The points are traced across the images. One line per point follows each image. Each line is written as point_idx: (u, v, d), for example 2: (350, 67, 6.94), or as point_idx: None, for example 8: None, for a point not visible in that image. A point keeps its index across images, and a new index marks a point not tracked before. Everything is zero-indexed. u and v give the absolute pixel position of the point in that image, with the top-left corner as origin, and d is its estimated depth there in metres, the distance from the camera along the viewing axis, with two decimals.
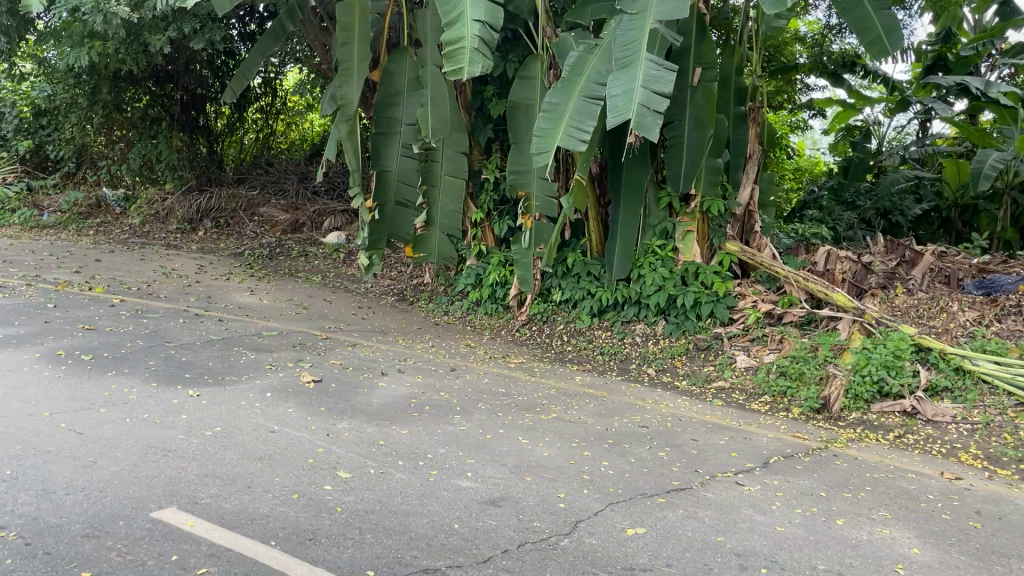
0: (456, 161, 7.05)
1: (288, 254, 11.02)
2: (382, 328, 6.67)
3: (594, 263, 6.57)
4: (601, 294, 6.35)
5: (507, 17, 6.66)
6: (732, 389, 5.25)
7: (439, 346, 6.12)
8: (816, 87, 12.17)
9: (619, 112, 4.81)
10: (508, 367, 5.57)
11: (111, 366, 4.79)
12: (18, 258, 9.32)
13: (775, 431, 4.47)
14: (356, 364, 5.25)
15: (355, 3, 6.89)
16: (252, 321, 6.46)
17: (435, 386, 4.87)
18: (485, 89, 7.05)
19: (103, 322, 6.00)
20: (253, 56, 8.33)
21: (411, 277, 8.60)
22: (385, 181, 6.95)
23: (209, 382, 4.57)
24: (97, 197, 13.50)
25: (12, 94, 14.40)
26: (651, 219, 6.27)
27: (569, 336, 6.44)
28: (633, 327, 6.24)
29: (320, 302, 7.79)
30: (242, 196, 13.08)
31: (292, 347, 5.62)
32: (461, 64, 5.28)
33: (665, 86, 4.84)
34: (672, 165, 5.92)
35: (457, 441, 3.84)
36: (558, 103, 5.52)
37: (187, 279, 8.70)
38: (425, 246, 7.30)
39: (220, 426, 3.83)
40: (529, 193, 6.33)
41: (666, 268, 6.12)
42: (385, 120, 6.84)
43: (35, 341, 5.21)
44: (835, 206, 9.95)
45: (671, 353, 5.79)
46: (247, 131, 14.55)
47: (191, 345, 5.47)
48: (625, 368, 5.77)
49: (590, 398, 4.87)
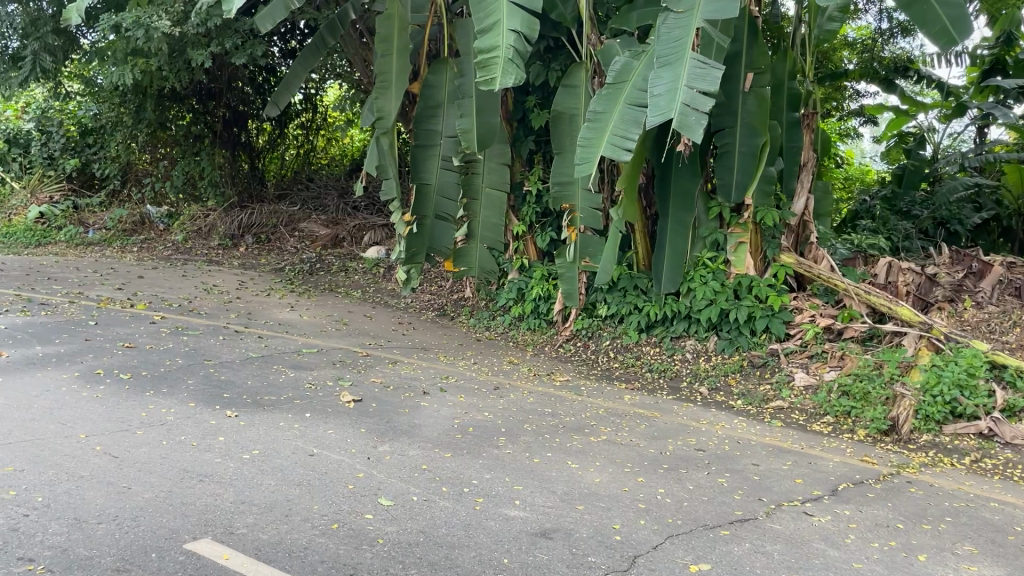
0: (499, 174, 6.93)
1: (329, 269, 10.97)
2: (423, 344, 6.51)
3: (640, 277, 6.35)
4: (649, 308, 6.12)
5: (549, 25, 6.51)
6: (791, 410, 5.00)
7: (482, 363, 5.94)
8: (866, 94, 11.84)
9: (660, 111, 4.57)
10: (554, 385, 5.36)
11: (149, 385, 4.69)
12: (63, 275, 9.36)
13: (840, 455, 4.21)
14: (397, 382, 5.10)
15: (395, 14, 6.79)
16: (292, 338, 6.34)
17: (479, 406, 4.70)
18: (527, 100, 6.90)
19: (143, 339, 5.93)
20: (294, 71, 8.29)
21: (452, 292, 8.44)
22: (425, 195, 6.82)
23: (248, 402, 4.44)
24: (141, 214, 13.58)
25: (60, 114, 14.72)
26: (700, 230, 6.03)
27: (616, 352, 6.21)
28: (683, 343, 6.00)
29: (360, 318, 7.66)
30: (283, 211, 13.08)
31: (332, 365, 5.48)
32: (494, 75, 5.13)
33: (710, 83, 4.60)
34: (723, 175, 5.69)
35: (504, 466, 3.65)
36: (604, 111, 5.32)
37: (228, 295, 8.65)
38: (465, 259, 7.10)
39: (258, 449, 3.68)
40: (572, 206, 6.15)
41: (718, 281, 5.86)
42: (425, 133, 6.73)
43: (74, 361, 5.13)
44: (889, 216, 9.62)
45: (725, 370, 5.55)
46: (288, 146, 14.61)
47: (230, 363, 5.36)
48: (676, 386, 5.52)
49: (641, 418, 4.65)
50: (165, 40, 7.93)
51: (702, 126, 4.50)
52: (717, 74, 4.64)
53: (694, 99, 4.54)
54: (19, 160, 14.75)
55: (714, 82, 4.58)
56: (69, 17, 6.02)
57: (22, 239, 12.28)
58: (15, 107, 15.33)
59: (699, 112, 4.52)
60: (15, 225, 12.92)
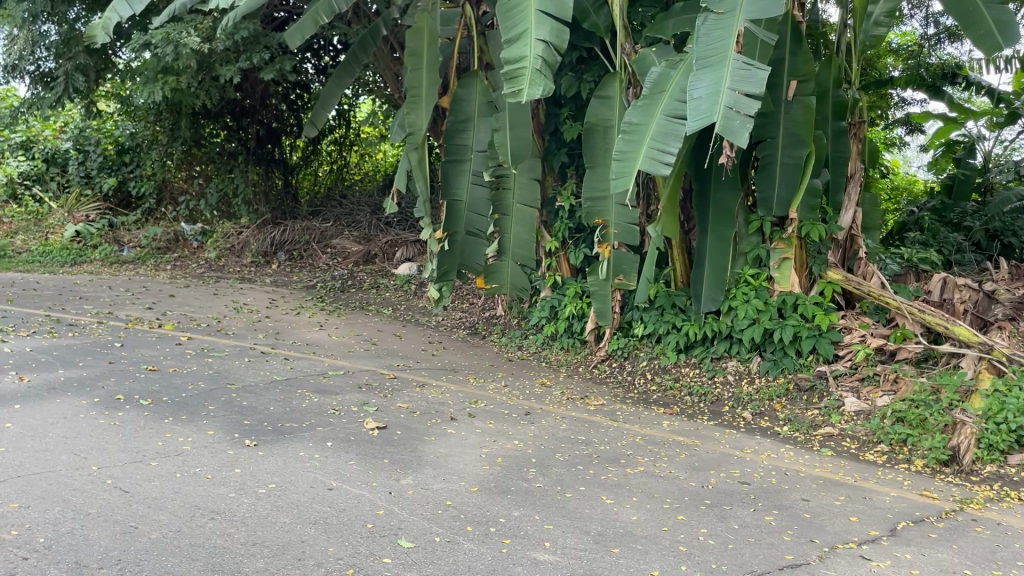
0: (530, 189, 6.65)
1: (360, 287, 10.84)
2: (453, 365, 6.30)
3: (679, 294, 6.08)
4: (688, 328, 5.84)
5: (582, 35, 6.30)
6: (842, 437, 4.70)
7: (514, 386, 5.71)
8: (913, 101, 11.45)
9: (701, 113, 4.34)
10: (588, 409, 5.12)
11: (169, 412, 4.53)
12: (95, 294, 9.34)
13: (898, 488, 3.90)
14: (425, 408, 4.90)
15: (423, 28, 6.65)
16: (319, 360, 6.18)
17: (509, 433, 4.47)
18: (559, 112, 6.69)
19: (167, 362, 5.80)
20: (330, 87, 8.13)
21: (484, 310, 8.24)
22: (456, 212, 6.68)
23: (269, 429, 4.26)
24: (175, 231, 13.58)
25: (97, 133, 15.11)
26: (741, 246, 5.77)
27: (654, 374, 5.94)
28: (724, 364, 5.71)
29: (390, 337, 7.48)
30: (315, 228, 13.01)
31: (358, 388, 5.30)
32: (520, 87, 4.95)
33: (755, 85, 4.38)
34: (764, 188, 5.43)
35: (534, 502, 3.41)
36: (640, 123, 5.11)
37: (258, 314, 8.53)
38: (497, 276, 6.90)
39: (275, 482, 3.49)
40: (606, 221, 5.92)
41: (761, 299, 5.57)
42: (455, 148, 6.58)
43: (95, 386, 5.00)
44: (939, 227, 9.23)
45: (769, 394, 5.26)
46: (321, 163, 14.54)
47: (254, 386, 5.20)
48: (718, 411, 5.25)
49: (681, 447, 4.38)
50: (195, 57, 7.86)
51: (748, 129, 4.25)
52: (762, 75, 4.42)
53: (739, 101, 4.32)
54: (57, 180, 14.89)
55: (759, 83, 4.36)
56: (93, 34, 5.94)
57: (58, 258, 12.36)
58: (54, 126, 15.50)
59: (744, 114, 4.28)
60: (51, 243, 12.99)
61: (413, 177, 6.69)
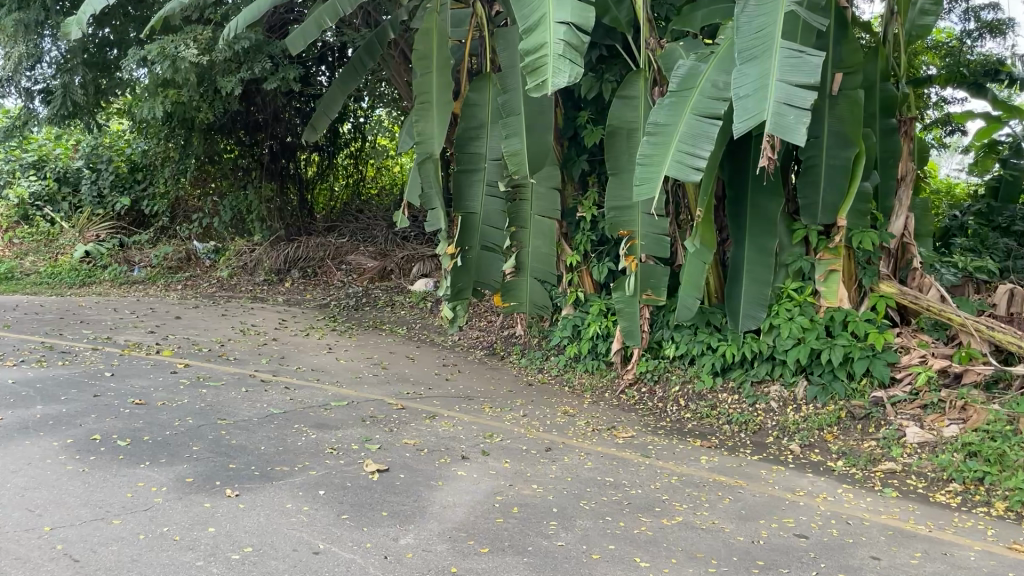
0: (549, 198, 6.19)
1: (376, 304, 10.40)
2: (467, 392, 5.80)
3: (715, 311, 5.55)
4: (725, 349, 5.30)
5: (602, 31, 5.79)
6: (906, 474, 4.14)
7: (534, 415, 5.20)
8: (954, 100, 10.80)
9: (748, 111, 3.90)
10: (616, 443, 4.59)
11: (147, 455, 4.07)
12: (98, 318, 8.98)
13: (983, 540, 3.33)
14: (434, 444, 4.39)
15: (433, 29, 6.20)
16: (323, 388, 5.71)
17: (527, 475, 3.95)
18: (579, 115, 6.18)
19: (157, 394, 5.34)
20: (332, 94, 7.67)
21: (501, 329, 7.73)
22: (469, 224, 6.17)
23: (255, 475, 3.77)
24: (187, 250, 13.22)
25: (110, 152, 14.84)
26: (782, 257, 5.24)
27: (687, 401, 5.39)
28: (767, 388, 5.16)
29: (402, 360, 7.00)
30: (330, 244, 12.60)
31: (361, 422, 4.80)
32: (544, 76, 4.46)
33: (807, 74, 3.91)
34: (807, 192, 4.92)
35: (555, 568, 2.89)
36: (668, 123, 4.58)
37: (263, 337, 8.09)
38: (515, 293, 6.42)
39: (253, 545, 3.00)
40: (633, 231, 5.42)
41: (807, 316, 5.03)
42: (468, 157, 6.09)
43: (71, 424, 4.55)
44: (988, 232, 8.59)
45: (819, 423, 4.72)
46: (337, 177, 14.38)
47: (249, 421, 4.71)
48: (762, 443, 4.70)
49: (724, 490, 3.83)
50: (194, 70, 7.46)
51: (804, 125, 3.79)
52: (816, 62, 3.94)
53: (791, 95, 3.86)
54: (69, 200, 14.60)
55: (813, 71, 3.90)
56: (68, 35, 5.54)
57: (67, 280, 12.05)
58: (66, 146, 15.25)
59: (797, 109, 3.83)
60: (60, 264, 12.68)
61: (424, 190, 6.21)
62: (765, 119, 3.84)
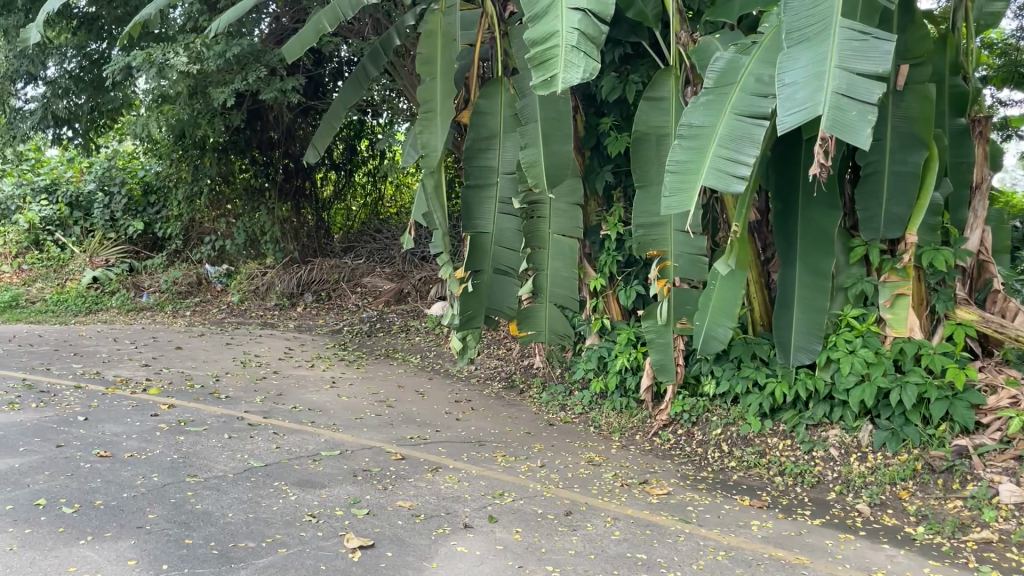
0: (570, 216, 5.53)
1: (389, 330, 9.78)
2: (478, 435, 5.13)
3: (761, 343, 4.82)
4: (775, 388, 4.60)
5: (626, 26, 5.15)
6: (1005, 545, 3.40)
7: (554, 465, 4.51)
8: (1011, 102, 9.95)
9: (797, 104, 3.24)
10: (649, 503, 3.89)
11: (94, 525, 3.45)
12: (93, 350, 8.43)
13: None
14: (433, 509, 3.72)
15: (437, 31, 5.59)
16: (316, 433, 5.06)
17: (541, 552, 3.27)
18: (601, 122, 5.52)
19: (129, 443, 4.73)
20: (334, 110, 7.01)
21: (520, 358, 7.06)
22: (481, 246, 5.49)
23: (212, 556, 3.14)
24: (198, 274, 12.72)
25: (122, 174, 14.42)
26: (839, 280, 4.53)
27: (732, 446, 4.68)
28: (825, 434, 4.45)
29: (411, 396, 6.33)
30: (345, 266, 12.06)
31: (352, 479, 4.14)
32: (554, 70, 3.94)
33: (874, 62, 3.26)
34: (867, 204, 4.23)
35: None
36: (706, 125, 3.94)
37: (265, 369, 7.49)
38: (532, 322, 5.76)
39: None
40: (665, 252, 4.77)
41: (871, 348, 4.30)
42: (477, 171, 5.41)
43: (18, 484, 3.94)
44: None
45: (891, 477, 4.02)
46: (355, 196, 13.82)
47: (222, 479, 4.07)
48: (823, 502, 4.00)
49: (782, 571, 3.12)
50: (183, 78, 6.96)
51: (870, 122, 3.12)
52: (885, 48, 3.30)
53: (853, 85, 3.21)
54: (80, 224, 14.13)
55: (881, 59, 3.25)
56: None
57: (72, 307, 11.59)
58: (78, 168, 14.86)
59: (861, 103, 3.17)
60: (67, 291, 12.23)
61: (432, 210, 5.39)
62: (821, 112, 3.17)
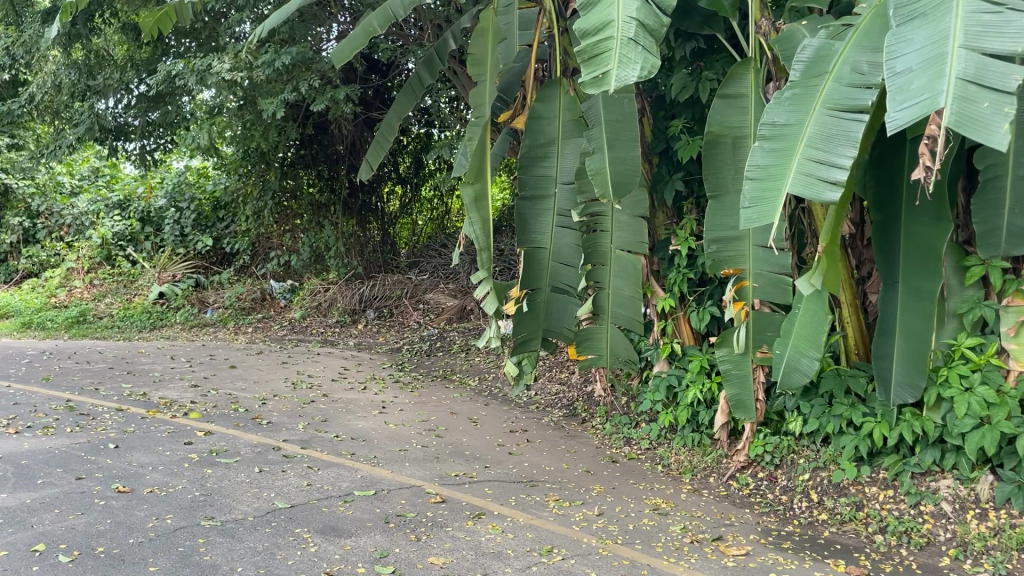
0: (634, 229, 4.97)
1: (449, 350, 9.35)
2: (531, 474, 4.62)
3: (856, 377, 4.20)
4: (874, 430, 3.98)
5: (699, 17, 4.58)
6: None
7: (613, 513, 3.96)
8: None
9: (912, 95, 2.63)
10: (723, 568, 3.30)
11: None
12: (147, 368, 8.26)
13: None
14: (467, 569, 3.21)
15: (488, 29, 5.10)
16: (353, 467, 4.62)
17: None
18: (670, 126, 4.96)
19: (153, 476, 4.38)
20: (388, 120, 6.56)
21: (584, 384, 6.51)
22: (537, 263, 5.00)
23: None
24: (262, 290, 12.56)
25: (191, 190, 14.45)
26: (950, 304, 3.89)
27: (822, 496, 4.09)
28: (935, 485, 3.81)
29: (463, 425, 5.86)
30: (408, 282, 11.72)
31: (382, 526, 3.68)
32: (607, 65, 3.42)
33: (1010, 38, 2.61)
34: (985, 215, 3.59)
35: None
36: (790, 123, 3.40)
37: (315, 392, 7.13)
38: (594, 345, 5.21)
39: None
40: (742, 270, 4.20)
41: (993, 386, 3.64)
42: (533, 181, 4.91)
43: (21, 524, 3.61)
44: None
45: (1019, 541, 3.37)
46: (421, 212, 13.48)
47: (240, 524, 3.66)
48: (935, 570, 3.37)
49: None
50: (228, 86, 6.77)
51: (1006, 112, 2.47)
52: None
53: (983, 70, 2.58)
54: (151, 240, 14.20)
55: (1019, 34, 2.60)
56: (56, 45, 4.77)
57: (137, 324, 11.59)
58: (150, 184, 14.98)
59: (994, 91, 2.53)
60: (133, 307, 12.23)
61: (478, 225, 4.81)
62: (942, 104, 2.56)
